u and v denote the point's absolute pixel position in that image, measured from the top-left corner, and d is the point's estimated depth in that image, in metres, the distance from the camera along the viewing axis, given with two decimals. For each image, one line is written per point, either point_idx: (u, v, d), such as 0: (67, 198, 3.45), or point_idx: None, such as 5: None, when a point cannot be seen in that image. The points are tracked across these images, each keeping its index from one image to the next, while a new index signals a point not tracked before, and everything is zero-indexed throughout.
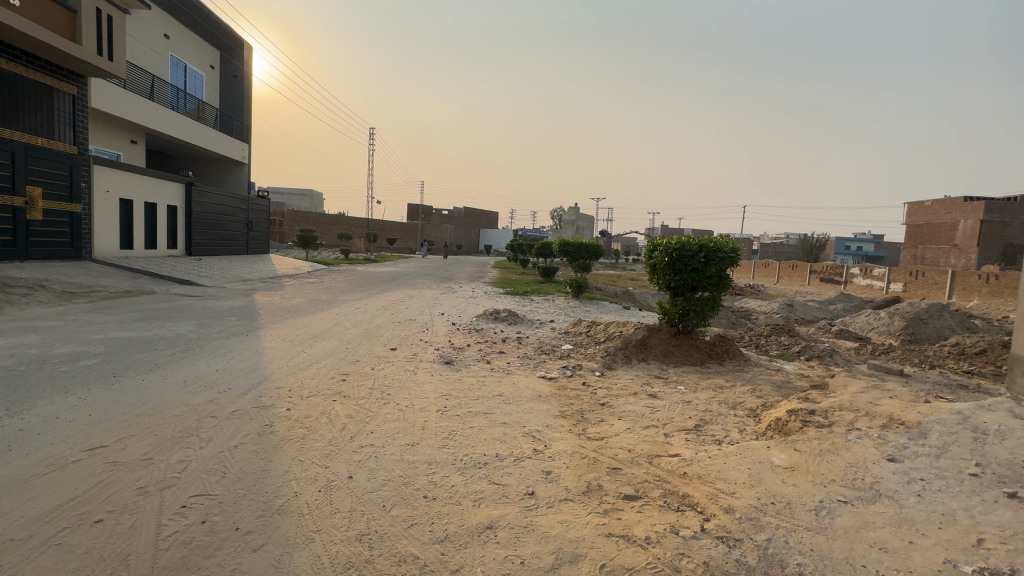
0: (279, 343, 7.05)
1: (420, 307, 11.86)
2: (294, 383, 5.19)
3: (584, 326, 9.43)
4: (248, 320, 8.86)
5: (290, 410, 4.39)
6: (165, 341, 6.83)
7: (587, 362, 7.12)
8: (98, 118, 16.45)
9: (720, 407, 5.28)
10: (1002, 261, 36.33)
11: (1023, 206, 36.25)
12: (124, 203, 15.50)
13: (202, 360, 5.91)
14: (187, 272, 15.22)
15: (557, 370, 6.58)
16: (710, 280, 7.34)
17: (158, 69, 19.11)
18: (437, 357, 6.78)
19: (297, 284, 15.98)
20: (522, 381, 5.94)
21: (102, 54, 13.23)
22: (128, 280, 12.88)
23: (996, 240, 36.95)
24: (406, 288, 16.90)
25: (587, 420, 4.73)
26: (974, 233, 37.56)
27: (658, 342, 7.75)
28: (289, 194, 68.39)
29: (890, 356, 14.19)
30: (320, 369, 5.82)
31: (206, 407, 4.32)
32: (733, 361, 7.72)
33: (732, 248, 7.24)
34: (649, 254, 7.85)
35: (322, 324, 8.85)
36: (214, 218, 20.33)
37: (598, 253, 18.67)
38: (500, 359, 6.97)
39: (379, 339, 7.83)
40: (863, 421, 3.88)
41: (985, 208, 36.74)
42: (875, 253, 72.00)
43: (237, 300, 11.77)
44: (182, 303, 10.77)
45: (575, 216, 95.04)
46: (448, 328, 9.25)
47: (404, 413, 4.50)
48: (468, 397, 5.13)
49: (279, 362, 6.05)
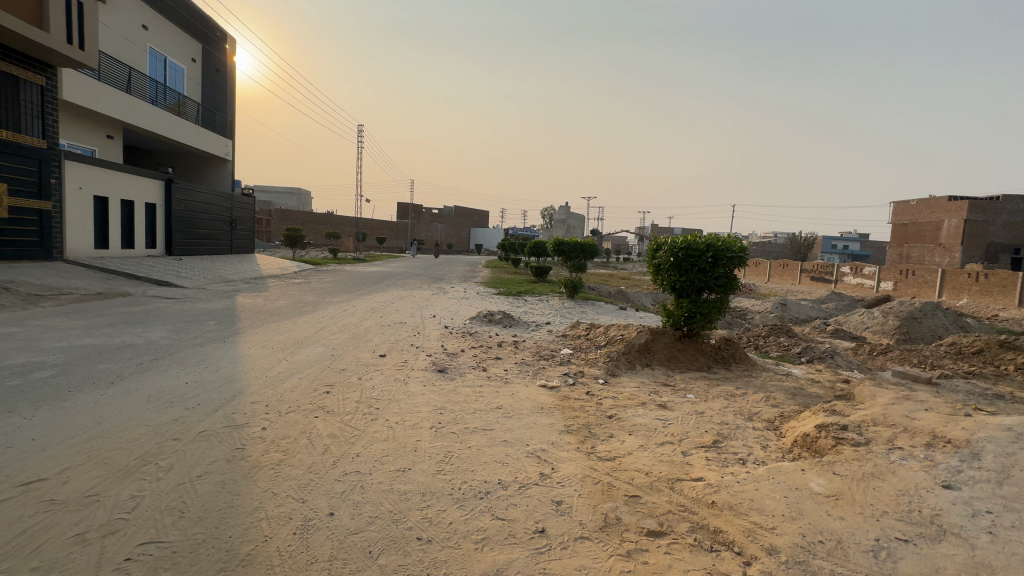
0: (258, 350, 6.55)
1: (411, 309, 11.38)
2: (272, 397, 4.71)
3: (583, 329, 9.03)
4: (228, 325, 8.32)
5: (266, 430, 3.92)
6: (133, 350, 6.29)
7: (588, 369, 6.72)
8: (71, 112, 15.69)
9: (737, 419, 4.91)
10: (985, 259, 36.72)
11: (1006, 205, 36.64)
12: (99, 201, 14.79)
13: (172, 370, 5.41)
14: (166, 273, 14.56)
15: (558, 378, 6.17)
16: (718, 282, 6.96)
17: (135, 61, 18.35)
18: (429, 364, 6.33)
19: (283, 285, 15.41)
20: (522, 391, 5.52)
21: (72, 42, 12.54)
22: (101, 281, 12.22)
23: (980, 239, 37.35)
24: (396, 289, 16.38)
25: (596, 436, 4.31)
26: (958, 232, 37.93)
27: (662, 346, 7.38)
28: (276, 192, 67.33)
29: (888, 357, 14.00)
30: (301, 380, 5.34)
31: (170, 427, 3.85)
32: (741, 366, 7.37)
33: (740, 247, 6.87)
34: (653, 254, 7.49)
35: (306, 328, 8.34)
36: (195, 217, 19.61)
37: (593, 253, 18.27)
38: (497, 366, 6.54)
39: (367, 344, 7.35)
40: (904, 439, 3.52)
41: (970, 207, 37.04)
42: (862, 252, 72.71)
43: (218, 303, 11.19)
44: (158, 306, 10.19)
45: (565, 216, 94.89)
46: (441, 332, 8.79)
47: (394, 431, 4.05)
48: (464, 411, 4.69)
49: (256, 372, 5.54)
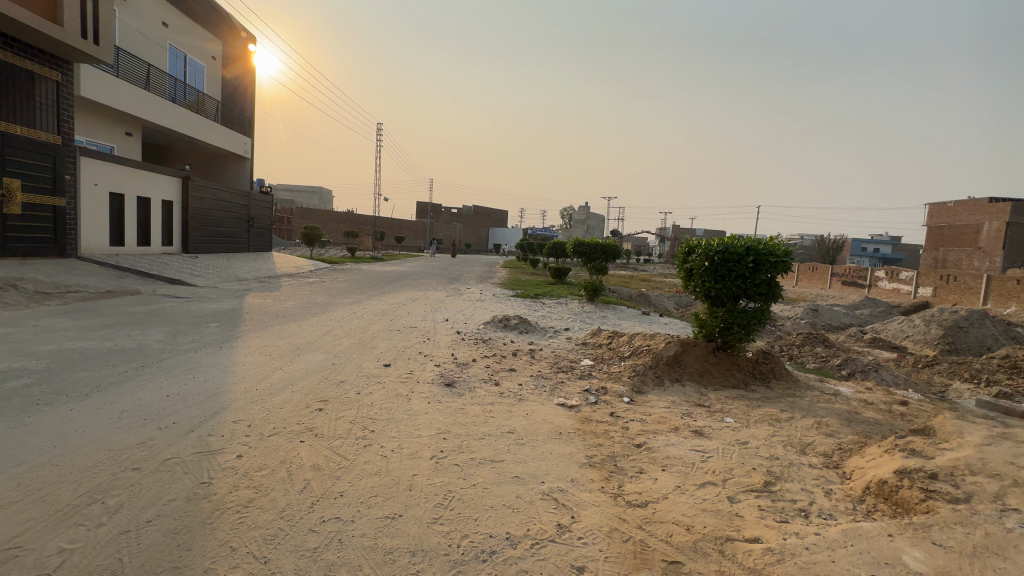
0: (254, 358, 6.08)
1: (422, 312, 10.89)
2: (257, 415, 4.22)
3: (605, 337, 8.38)
4: (229, 327, 7.94)
5: (240, 458, 3.40)
6: (123, 355, 5.89)
7: (612, 384, 6.08)
8: (90, 109, 15.67)
9: (788, 451, 4.23)
10: None
11: None
12: (115, 197, 14.70)
13: (157, 380, 4.98)
14: (179, 271, 14.40)
15: (578, 396, 5.53)
16: (759, 290, 6.22)
17: (154, 58, 18.32)
18: (436, 377, 5.76)
19: (296, 285, 15.13)
20: (538, 411, 4.92)
21: (88, 37, 12.43)
22: (113, 279, 12.05)
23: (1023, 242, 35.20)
24: (410, 289, 15.96)
25: (623, 472, 3.69)
26: (999, 236, 35.85)
27: (694, 360, 6.69)
28: (299, 190, 68.12)
29: (935, 370, 12.97)
30: (294, 395, 4.83)
31: (133, 453, 3.36)
32: (782, 383, 6.64)
33: (785, 251, 6.12)
34: (683, 257, 6.77)
35: (309, 332, 7.89)
36: (213, 215, 19.55)
37: (615, 254, 17.43)
38: (510, 380, 5.93)
39: (372, 352, 6.84)
40: (1017, 498, 2.82)
41: (1013, 210, 35.04)
42: (893, 254, 69.93)
43: (226, 302, 10.85)
44: (164, 305, 9.90)
45: (585, 216, 93.86)
46: (452, 338, 8.25)
47: (389, 463, 3.49)
48: (471, 436, 4.10)
49: (247, 384, 5.05)
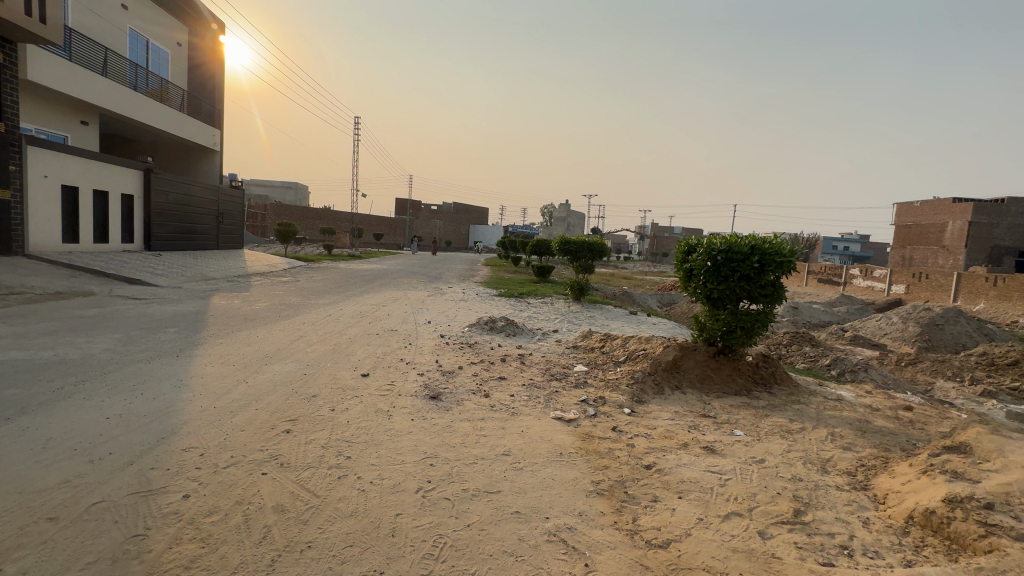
0: (215, 369, 5.43)
1: (403, 314, 10.30)
2: (213, 441, 3.63)
3: (597, 341, 7.98)
4: (190, 333, 7.23)
5: (187, 499, 2.84)
6: (61, 367, 5.18)
7: (610, 393, 5.65)
8: (39, 95, 14.53)
9: (810, 469, 3.87)
10: (990, 262, 35.75)
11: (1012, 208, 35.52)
12: (68, 191, 13.65)
13: (98, 398, 4.32)
14: (140, 270, 13.44)
15: (575, 408, 5.09)
16: (764, 291, 5.87)
17: (113, 42, 17.17)
18: (420, 389, 5.23)
19: (267, 284, 14.31)
20: (535, 427, 4.46)
21: (32, 15, 11.40)
22: (64, 279, 11.12)
23: (985, 241, 36.26)
24: (389, 289, 15.32)
25: (637, 502, 3.26)
26: (962, 234, 36.85)
27: (693, 365, 6.33)
28: (273, 186, 66.24)
29: (919, 369, 13.00)
30: (258, 413, 4.24)
31: (52, 498, 2.76)
32: (784, 389, 6.34)
33: (790, 251, 5.78)
34: (682, 257, 6.41)
35: (280, 338, 7.24)
36: (178, 211, 18.48)
37: (602, 253, 17.02)
38: (501, 391, 5.44)
39: (348, 359, 6.27)
40: None
41: (975, 209, 36.11)
42: (862, 252, 71.83)
43: (189, 304, 10.08)
44: (120, 308, 9.08)
45: (565, 214, 93.94)
46: (435, 343, 7.73)
47: (368, 500, 2.97)
48: (461, 462, 3.61)
49: (203, 400, 4.44)
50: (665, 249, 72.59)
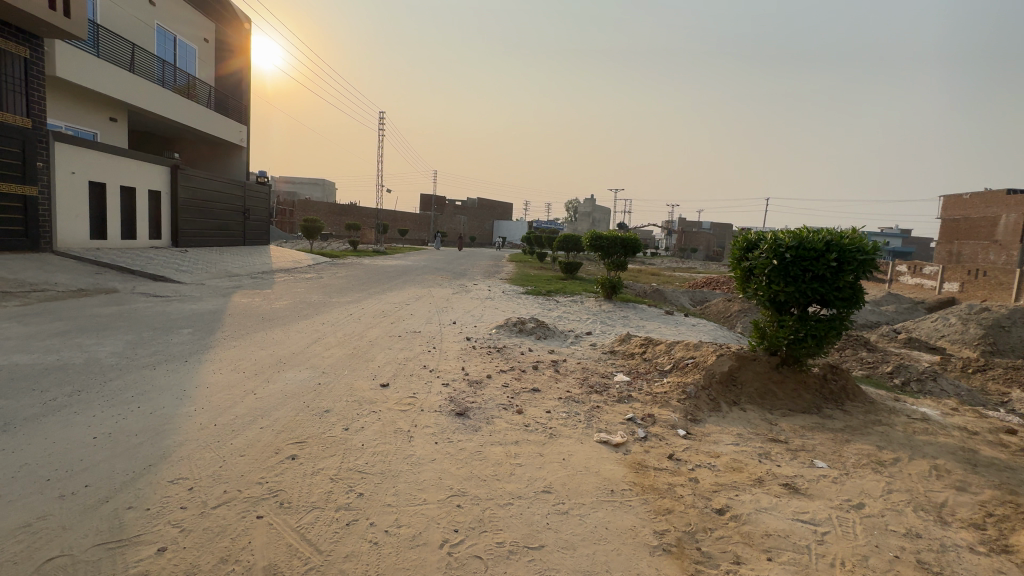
0: (223, 377, 4.97)
1: (427, 313, 9.79)
2: (205, 470, 3.12)
3: (638, 346, 7.27)
4: (204, 334, 6.85)
5: (161, 556, 2.31)
6: (61, 373, 4.80)
7: (660, 409, 4.96)
8: (68, 93, 14.60)
9: (927, 522, 3.12)
10: None
11: None
12: (95, 187, 13.65)
13: (90, 412, 3.88)
14: (165, 266, 13.33)
15: (622, 429, 4.43)
16: (842, 295, 5.06)
17: (140, 38, 17.20)
18: (445, 403, 4.64)
19: (290, 281, 14.04)
20: (579, 455, 3.83)
21: (57, 9, 11.32)
22: (88, 275, 11.03)
23: None
24: (413, 286, 14.84)
25: (716, 565, 2.60)
26: (1017, 228, 34.22)
27: (753, 378, 5.59)
28: (302, 183, 67.33)
29: (990, 377, 11.80)
30: (263, 433, 3.72)
31: (2, 550, 2.28)
32: (859, 407, 5.53)
33: (874, 247, 4.94)
34: (741, 255, 5.66)
35: (296, 340, 6.79)
36: (205, 207, 18.48)
37: (636, 249, 16.03)
38: (536, 406, 4.81)
39: (368, 366, 5.75)
40: None
41: None
42: (904, 248, 68.12)
43: (209, 302, 9.79)
44: (138, 307, 8.83)
45: (590, 208, 92.60)
46: (461, 347, 7.16)
47: (382, 560, 2.40)
48: (495, 503, 3.00)
49: (203, 416, 3.95)
50: (692, 244, 70.47)
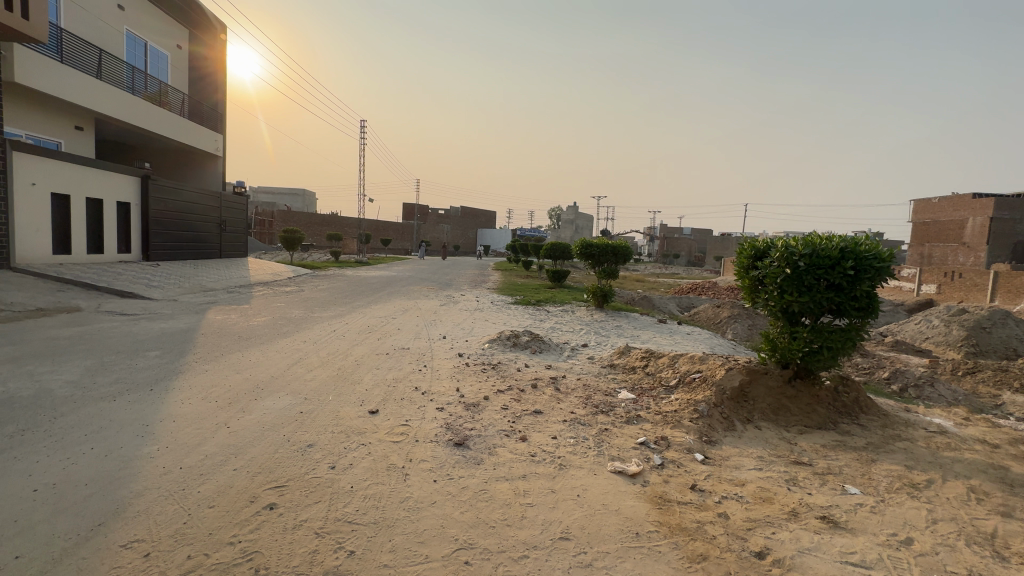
0: (193, 408, 4.46)
1: (415, 328, 9.33)
2: (166, 529, 2.66)
3: (639, 360, 6.95)
4: (173, 357, 6.29)
5: None
6: (5, 408, 4.24)
7: (673, 430, 4.63)
8: (28, 100, 13.83)
9: (986, 561, 2.82)
10: (1013, 259, 34.00)
11: None
12: (58, 199, 12.89)
13: (32, 457, 3.36)
14: (134, 282, 12.61)
15: (636, 455, 4.07)
16: (858, 304, 4.82)
17: (108, 44, 16.49)
18: (441, 432, 4.23)
19: (269, 295, 13.43)
20: (595, 489, 3.46)
21: (14, 11, 10.67)
22: (49, 293, 10.29)
23: (1006, 237, 34.40)
24: (398, 298, 14.33)
25: None
26: (983, 231, 35.13)
27: (765, 393, 5.31)
28: (281, 193, 66.14)
29: (980, 380, 11.79)
30: (237, 476, 3.27)
31: None
32: (874, 421, 5.28)
33: (889, 254, 4.74)
34: (750, 264, 5.40)
35: (276, 361, 6.30)
36: (179, 219, 17.71)
37: (626, 256, 15.80)
38: (541, 431, 4.44)
39: (354, 390, 5.30)
40: None
41: (997, 205, 34.48)
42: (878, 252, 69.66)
43: (181, 320, 9.17)
44: (102, 326, 8.19)
45: (573, 216, 93.03)
46: (454, 364, 6.74)
47: None
48: (507, 557, 2.61)
49: (168, 457, 3.47)
50: (674, 250, 71.13)
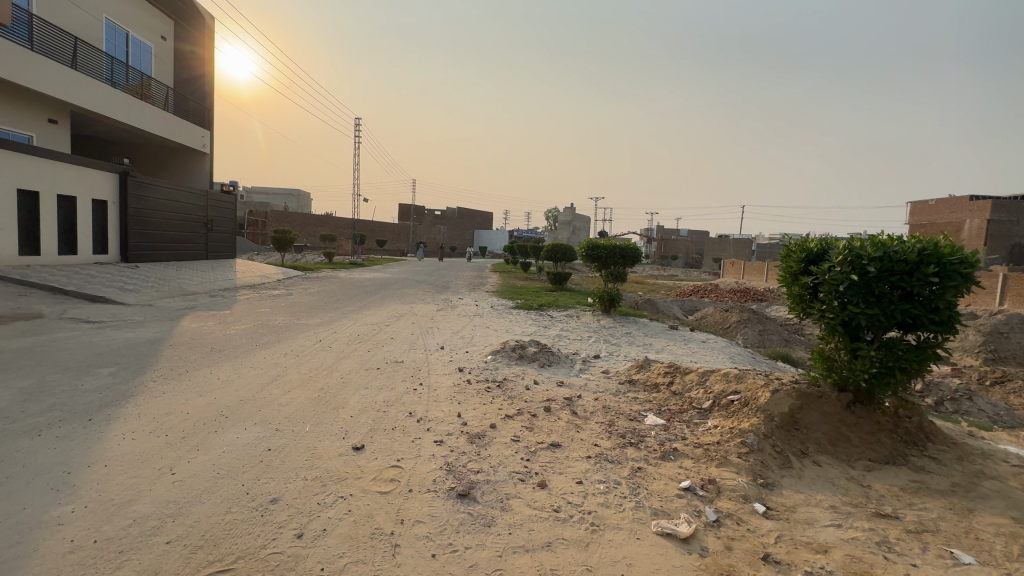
0: (133, 446, 3.61)
1: (410, 337, 8.49)
2: None
3: (664, 375, 6.14)
4: (129, 375, 5.45)
5: None
6: None
7: (720, 470, 3.82)
8: None
9: None
10: (1010, 261, 33.39)
11: None
12: (26, 196, 12.00)
13: None
14: (107, 285, 11.73)
15: (685, 509, 3.26)
16: (937, 319, 4.03)
17: (85, 32, 15.59)
18: (441, 477, 3.41)
19: (255, 300, 12.56)
20: (644, 565, 2.64)
21: None
22: (8, 297, 9.42)
23: (1004, 239, 33.77)
24: (393, 302, 13.48)
25: None
26: (981, 233, 34.48)
27: (820, 420, 4.53)
28: (276, 194, 65.18)
29: (1012, 391, 11.03)
30: (168, 554, 2.45)
31: None
32: (948, 452, 4.50)
33: (975, 258, 3.98)
34: (802, 269, 4.65)
35: (249, 380, 5.45)
36: (161, 218, 16.80)
37: (633, 258, 15.02)
38: (563, 473, 3.62)
39: (336, 417, 4.47)
40: None
41: (996, 206, 33.96)
42: None
43: (150, 328, 8.29)
44: (60, 336, 7.34)
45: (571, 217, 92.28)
46: (455, 381, 5.92)
47: None
48: None
49: (81, 525, 2.63)
50: (671, 252, 70.43)
